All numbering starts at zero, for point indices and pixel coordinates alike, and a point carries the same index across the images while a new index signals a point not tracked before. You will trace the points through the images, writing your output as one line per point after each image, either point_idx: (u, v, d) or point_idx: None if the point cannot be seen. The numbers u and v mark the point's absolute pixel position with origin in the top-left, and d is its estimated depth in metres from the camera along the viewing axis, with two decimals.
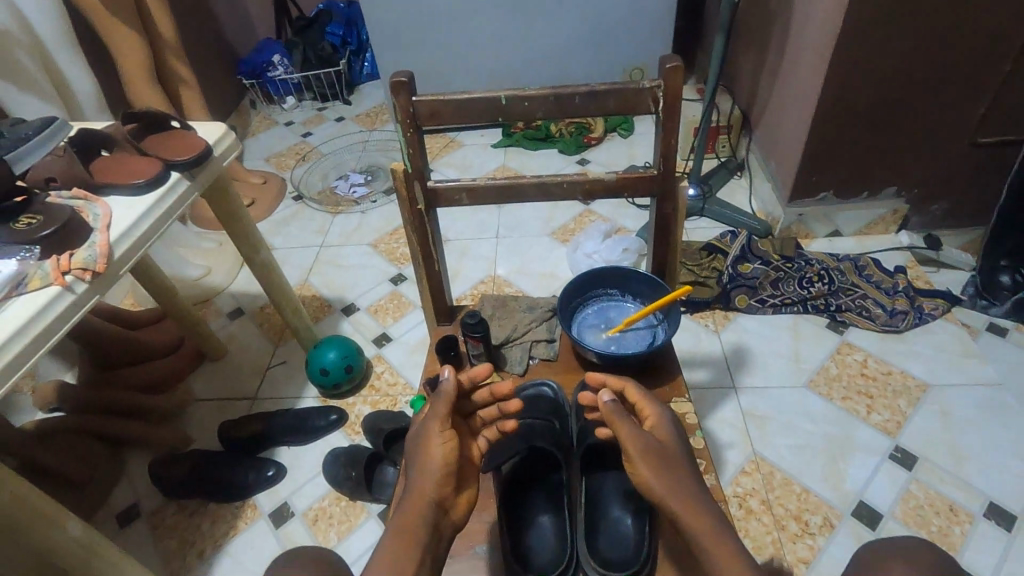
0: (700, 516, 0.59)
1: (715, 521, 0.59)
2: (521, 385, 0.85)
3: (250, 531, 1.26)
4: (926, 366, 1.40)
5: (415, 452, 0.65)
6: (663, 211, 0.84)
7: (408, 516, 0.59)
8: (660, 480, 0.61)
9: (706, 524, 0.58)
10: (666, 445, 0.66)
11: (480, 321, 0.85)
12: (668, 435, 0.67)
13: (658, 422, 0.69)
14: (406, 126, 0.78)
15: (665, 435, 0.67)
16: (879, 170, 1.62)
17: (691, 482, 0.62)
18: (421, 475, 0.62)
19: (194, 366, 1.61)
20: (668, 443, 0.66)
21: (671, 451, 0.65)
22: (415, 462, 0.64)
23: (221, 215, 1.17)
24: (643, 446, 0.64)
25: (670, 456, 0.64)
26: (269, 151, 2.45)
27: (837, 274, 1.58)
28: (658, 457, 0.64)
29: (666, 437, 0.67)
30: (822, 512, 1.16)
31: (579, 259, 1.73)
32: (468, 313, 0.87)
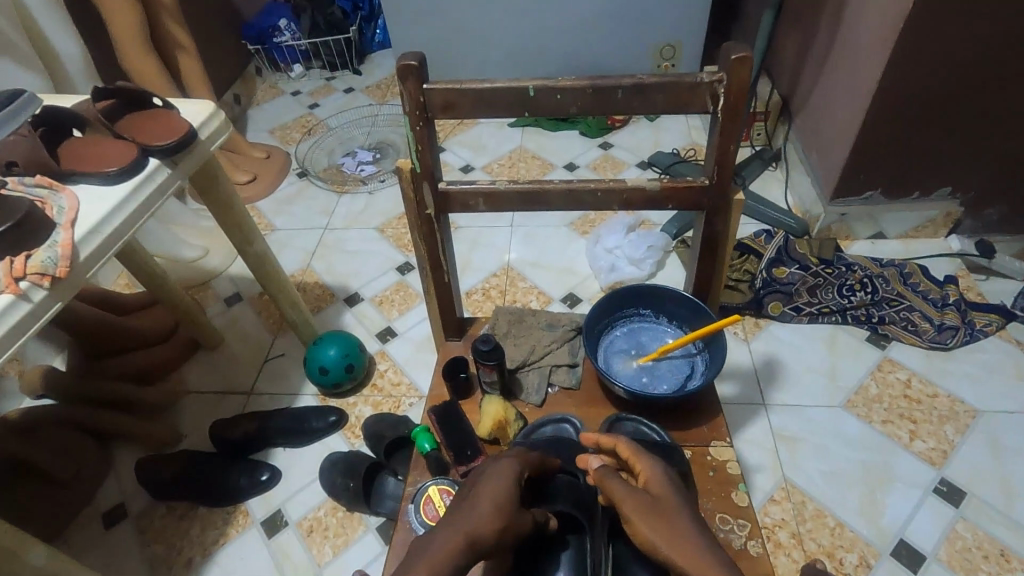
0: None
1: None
2: (539, 421, 0.75)
3: (241, 539, 1.18)
4: (976, 390, 1.28)
5: (487, 485, 0.54)
6: (712, 226, 0.72)
7: (446, 553, 0.47)
8: (664, 538, 0.50)
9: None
10: (669, 500, 0.54)
11: (495, 347, 0.75)
12: (667, 484, 0.55)
13: (653, 471, 0.57)
14: (415, 119, 0.66)
15: (664, 486, 0.55)
16: (935, 168, 1.47)
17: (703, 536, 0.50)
18: (487, 518, 0.51)
19: (188, 355, 1.52)
20: (667, 493, 0.54)
21: (669, 502, 0.53)
22: (484, 494, 0.53)
23: (210, 202, 1.06)
24: (632, 507, 0.53)
25: (670, 511, 0.52)
26: (273, 123, 2.33)
27: (880, 282, 1.44)
28: (656, 515, 0.52)
29: (662, 488, 0.55)
30: (858, 550, 1.07)
31: (600, 254, 1.61)
32: (479, 336, 0.76)
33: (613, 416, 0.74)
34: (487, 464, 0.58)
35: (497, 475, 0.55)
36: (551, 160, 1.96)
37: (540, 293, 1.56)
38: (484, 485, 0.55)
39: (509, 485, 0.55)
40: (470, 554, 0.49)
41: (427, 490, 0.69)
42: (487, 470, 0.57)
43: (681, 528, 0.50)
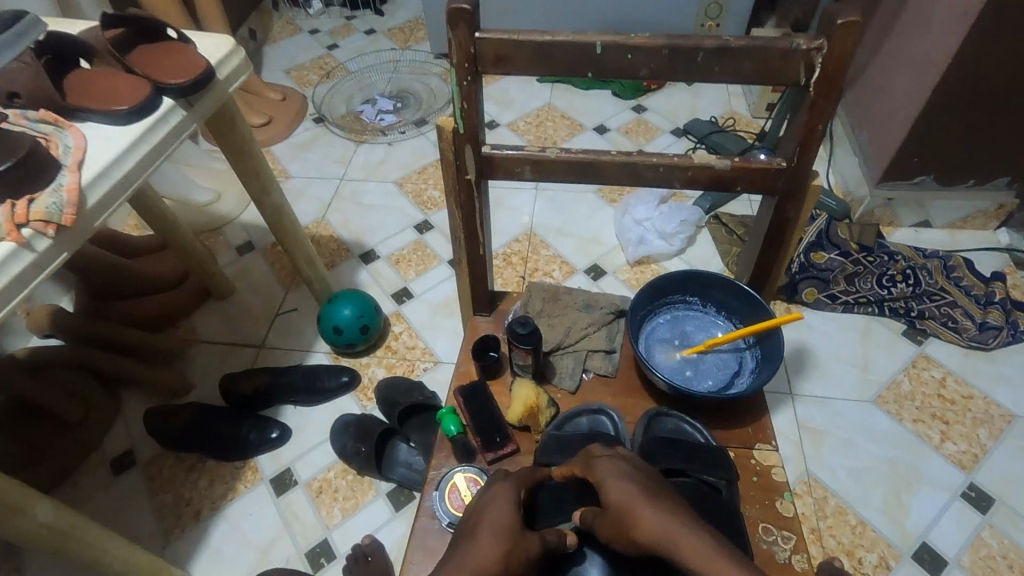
0: (698, 547, 0.49)
1: (714, 541, 0.50)
2: (576, 412, 0.70)
3: (249, 495, 1.17)
4: (1013, 394, 1.23)
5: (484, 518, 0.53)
6: (781, 214, 0.65)
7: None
8: (645, 540, 0.51)
9: (715, 561, 0.48)
10: (630, 501, 0.53)
11: (533, 331, 0.69)
12: (623, 486, 0.54)
13: (608, 481, 0.55)
14: (463, 72, 0.58)
15: (621, 488, 0.53)
16: (996, 155, 1.37)
17: (667, 517, 0.51)
18: (487, 547, 0.50)
19: (198, 303, 1.48)
20: (626, 498, 0.53)
21: (631, 507, 0.52)
22: (476, 529, 0.53)
23: (225, 148, 0.98)
24: (613, 536, 0.53)
25: (635, 513, 0.52)
26: (290, 63, 2.21)
27: (924, 274, 1.37)
28: (627, 528, 0.52)
29: (620, 495, 0.53)
30: (879, 550, 1.05)
31: (628, 226, 1.53)
32: (516, 316, 0.71)
33: (654, 411, 0.70)
34: (484, 493, 0.57)
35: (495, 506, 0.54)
36: (581, 120, 1.85)
37: (563, 263, 1.50)
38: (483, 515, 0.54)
39: (507, 510, 0.54)
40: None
41: (453, 478, 0.66)
42: (483, 500, 0.56)
43: (651, 521, 0.51)
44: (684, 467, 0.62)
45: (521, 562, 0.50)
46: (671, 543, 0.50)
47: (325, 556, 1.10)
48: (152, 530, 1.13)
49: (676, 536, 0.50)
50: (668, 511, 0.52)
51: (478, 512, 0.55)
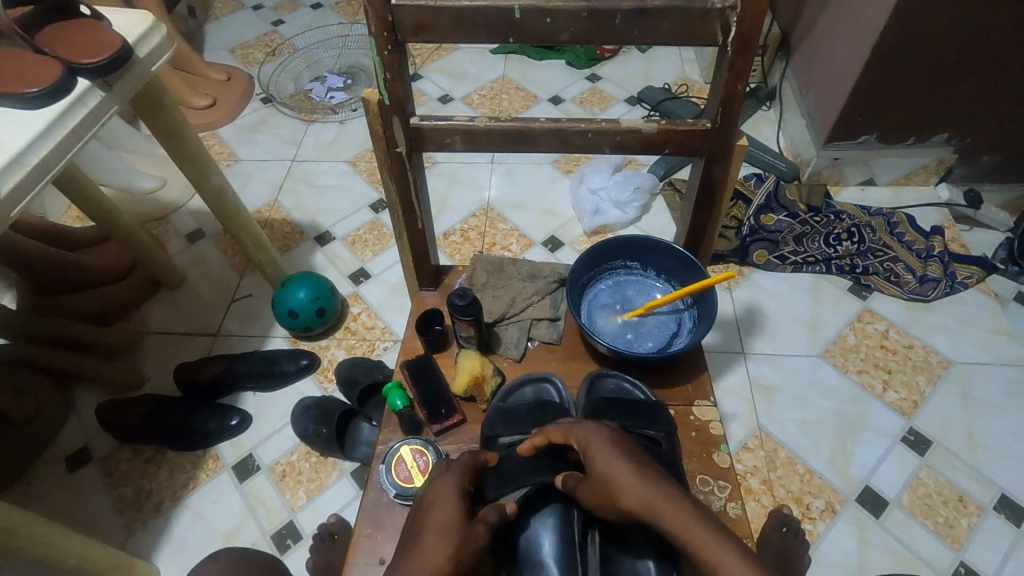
0: (674, 509, 0.53)
1: (686, 504, 0.53)
2: (521, 381, 0.73)
3: (212, 483, 1.16)
4: (951, 341, 1.29)
5: (429, 515, 0.55)
6: (711, 175, 0.66)
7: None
8: (627, 504, 0.55)
9: (689, 523, 0.52)
10: (610, 470, 0.57)
11: (472, 302, 0.70)
12: (605, 449, 0.58)
13: (593, 447, 0.59)
14: (382, 41, 0.57)
15: (604, 451, 0.58)
16: (935, 112, 1.41)
17: (644, 481, 0.55)
18: (439, 550, 0.52)
19: (149, 294, 1.44)
20: (606, 464, 0.57)
21: (612, 473, 0.56)
22: (424, 533, 0.54)
23: (155, 130, 0.95)
24: (595, 501, 0.57)
25: (615, 479, 0.56)
26: (233, 40, 2.13)
27: (868, 231, 1.41)
28: (610, 493, 0.56)
29: (604, 462, 0.57)
30: (825, 496, 1.10)
31: (584, 196, 1.54)
32: (455, 289, 0.71)
33: (596, 371, 0.73)
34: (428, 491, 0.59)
35: (436, 502, 0.56)
36: (536, 91, 1.84)
37: (520, 236, 1.50)
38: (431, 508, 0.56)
39: (451, 505, 0.56)
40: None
41: (398, 451, 0.67)
42: (425, 501, 0.57)
43: (628, 485, 0.55)
44: (630, 424, 0.65)
45: (469, 553, 0.53)
46: (649, 504, 0.54)
47: (291, 537, 1.10)
48: (113, 524, 1.12)
49: (653, 500, 0.54)
50: (645, 475, 0.55)
51: (419, 516, 0.56)
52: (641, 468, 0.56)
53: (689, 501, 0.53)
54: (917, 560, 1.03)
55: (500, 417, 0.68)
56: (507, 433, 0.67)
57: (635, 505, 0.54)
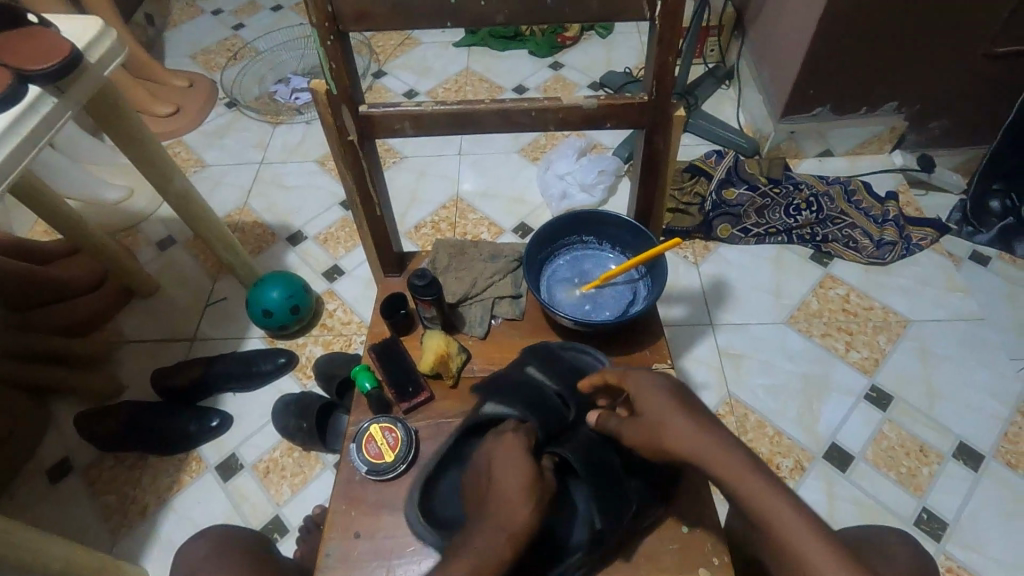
0: (721, 458, 0.56)
1: (731, 448, 0.57)
2: (573, 342, 0.75)
3: (196, 485, 1.17)
4: (909, 300, 1.34)
5: (501, 477, 0.58)
6: (652, 146, 0.69)
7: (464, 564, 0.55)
8: (670, 442, 0.59)
9: (739, 470, 0.55)
10: (662, 413, 0.60)
11: (432, 282, 0.72)
12: (659, 399, 0.61)
13: (642, 392, 0.63)
14: (325, 32, 0.59)
15: (656, 400, 0.61)
16: (882, 82, 1.46)
17: (693, 427, 0.58)
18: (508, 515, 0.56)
19: (122, 303, 1.44)
20: (659, 411, 0.61)
21: (663, 420, 0.60)
22: (495, 493, 0.58)
23: (114, 135, 0.96)
24: (642, 442, 0.62)
25: (665, 424, 0.60)
26: (194, 47, 2.12)
27: (826, 200, 1.45)
28: (659, 439, 0.60)
29: (655, 405, 0.61)
30: (794, 455, 1.14)
31: (551, 181, 1.57)
32: (415, 271, 0.74)
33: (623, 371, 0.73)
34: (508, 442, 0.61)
35: (508, 464, 0.59)
36: (499, 82, 1.85)
37: (491, 224, 1.52)
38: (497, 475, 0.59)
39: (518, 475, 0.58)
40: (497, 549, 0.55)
41: (369, 429, 0.70)
42: (495, 459, 0.60)
43: (677, 432, 0.59)
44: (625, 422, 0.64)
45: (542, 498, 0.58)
46: (695, 446, 0.58)
47: (278, 531, 1.12)
48: (98, 531, 1.13)
49: (698, 443, 0.57)
50: (692, 422, 0.59)
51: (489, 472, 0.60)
52: (689, 412, 0.60)
53: (733, 443, 0.57)
54: (882, 509, 1.08)
55: (541, 359, 0.70)
56: (536, 365, 0.70)
57: (679, 446, 0.59)
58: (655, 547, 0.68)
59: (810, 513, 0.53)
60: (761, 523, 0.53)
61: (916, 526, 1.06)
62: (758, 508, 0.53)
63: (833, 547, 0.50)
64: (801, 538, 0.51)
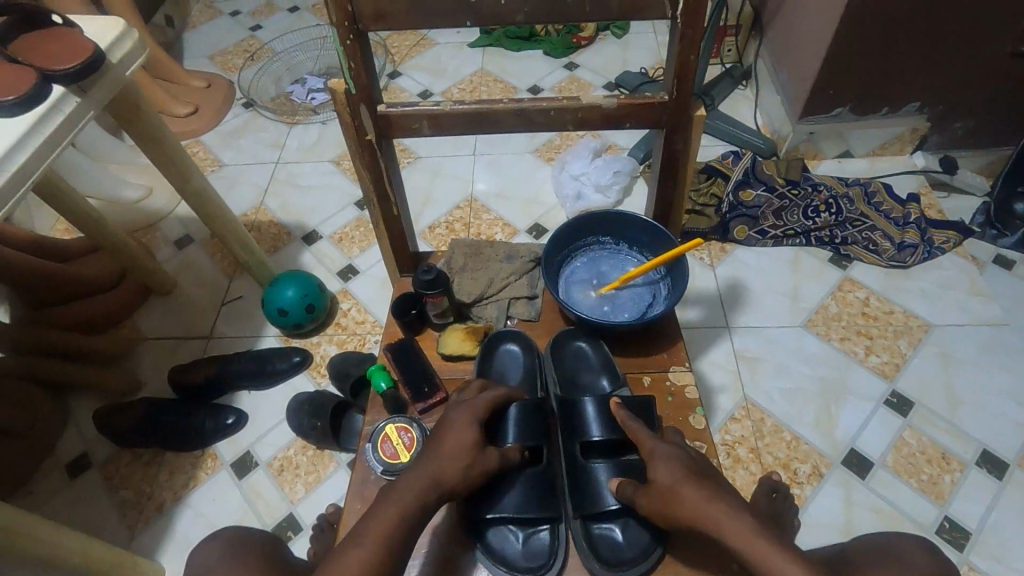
0: (733, 527, 0.55)
1: (742, 514, 0.56)
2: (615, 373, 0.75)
3: (211, 482, 1.18)
4: (931, 305, 1.32)
5: (451, 431, 0.63)
6: (672, 146, 0.69)
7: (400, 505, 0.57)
8: (682, 511, 0.58)
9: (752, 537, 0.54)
10: (673, 481, 0.60)
11: (438, 276, 0.72)
12: (670, 467, 0.61)
13: (655, 463, 0.62)
14: (344, 30, 0.59)
15: (671, 470, 0.60)
16: (905, 82, 1.43)
17: (706, 500, 0.57)
18: (453, 464, 0.60)
19: (141, 301, 1.45)
20: (672, 484, 0.60)
21: (677, 493, 0.59)
22: (442, 435, 0.63)
23: (133, 134, 0.96)
24: (656, 510, 0.61)
25: (681, 495, 0.59)
26: (213, 48, 2.14)
27: (845, 201, 1.43)
28: (670, 507, 0.59)
29: (669, 477, 0.60)
30: (812, 461, 1.12)
31: (565, 182, 1.56)
32: (420, 266, 0.74)
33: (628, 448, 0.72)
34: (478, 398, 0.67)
35: (460, 423, 0.63)
36: (514, 82, 1.85)
37: (505, 225, 1.52)
38: (450, 428, 0.63)
39: (465, 434, 0.63)
40: (437, 493, 0.59)
41: (384, 429, 0.70)
42: (454, 413, 0.65)
43: (694, 504, 0.57)
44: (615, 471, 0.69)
45: (477, 474, 0.62)
46: (712, 517, 0.56)
47: (292, 529, 1.12)
48: (116, 526, 1.14)
49: (714, 516, 0.56)
50: (706, 493, 0.58)
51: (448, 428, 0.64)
52: (700, 484, 0.59)
53: (751, 517, 0.56)
54: (902, 517, 1.06)
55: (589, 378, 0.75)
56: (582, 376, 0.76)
57: (693, 518, 0.57)
58: (668, 554, 0.68)
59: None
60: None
61: (937, 535, 1.04)
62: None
63: None
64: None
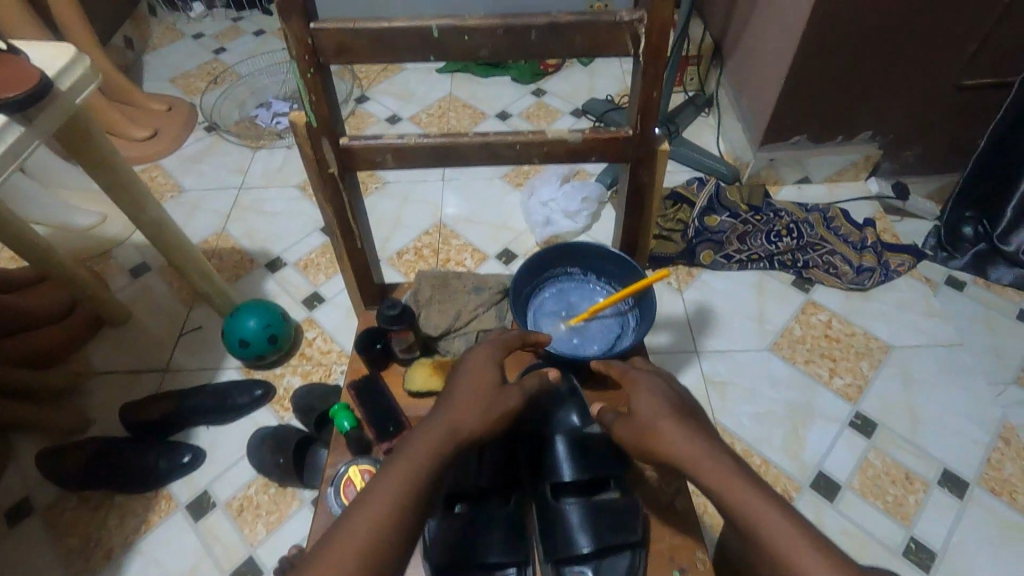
0: (713, 468, 0.56)
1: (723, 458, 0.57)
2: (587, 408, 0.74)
3: (165, 525, 1.12)
4: (890, 327, 1.36)
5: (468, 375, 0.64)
6: (638, 179, 0.69)
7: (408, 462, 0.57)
8: (661, 448, 0.60)
9: (732, 481, 0.55)
10: (654, 419, 0.62)
11: (403, 310, 0.71)
12: (654, 402, 0.63)
13: (642, 395, 0.64)
14: (304, 64, 0.58)
15: (652, 403, 0.63)
16: (857, 112, 1.49)
17: (690, 439, 0.59)
18: (473, 413, 0.61)
19: (93, 333, 1.39)
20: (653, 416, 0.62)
21: (656, 431, 0.61)
22: (459, 385, 0.64)
23: (85, 163, 0.93)
24: (635, 444, 0.63)
25: (659, 431, 0.61)
26: (175, 70, 2.10)
27: (806, 226, 1.47)
28: (652, 444, 0.61)
29: (649, 413, 0.63)
30: (781, 485, 1.13)
31: (534, 207, 1.56)
32: (385, 301, 0.72)
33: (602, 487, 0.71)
34: (466, 358, 0.68)
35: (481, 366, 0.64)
36: (482, 108, 1.86)
37: (474, 250, 1.51)
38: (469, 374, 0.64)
39: (485, 377, 0.64)
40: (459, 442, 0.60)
41: (346, 473, 0.67)
42: (470, 361, 0.66)
43: (677, 441, 0.59)
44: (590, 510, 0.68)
45: (500, 414, 0.63)
46: (694, 456, 0.58)
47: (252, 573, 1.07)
48: None
49: (696, 459, 0.58)
50: (689, 432, 0.60)
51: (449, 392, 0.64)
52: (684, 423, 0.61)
53: (732, 459, 0.57)
54: (870, 540, 1.07)
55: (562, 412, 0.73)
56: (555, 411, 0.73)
57: (676, 460, 0.59)
58: None
59: (809, 530, 0.52)
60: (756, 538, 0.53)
61: (905, 557, 1.05)
62: (764, 530, 0.52)
63: (827, 553, 0.50)
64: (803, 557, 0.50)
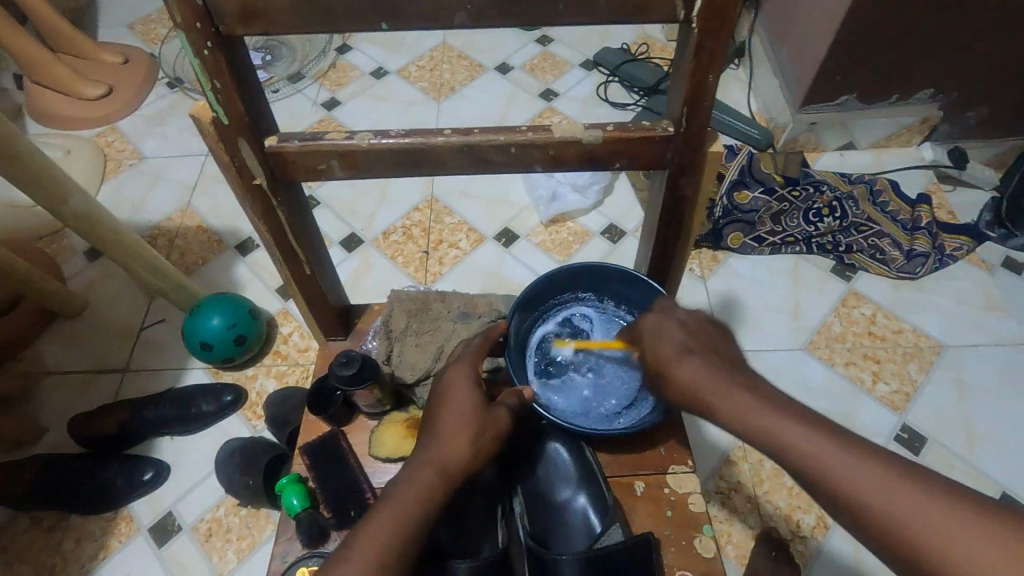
0: (733, 397, 0.49)
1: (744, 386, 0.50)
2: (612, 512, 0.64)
3: (126, 551, 1.01)
4: (944, 322, 1.19)
5: (449, 394, 0.55)
6: (678, 190, 0.54)
7: (421, 485, 0.50)
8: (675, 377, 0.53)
9: (747, 409, 0.48)
10: (663, 354, 0.55)
11: (366, 367, 0.58)
12: (663, 343, 0.55)
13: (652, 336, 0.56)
14: (198, 35, 0.41)
15: (665, 347, 0.55)
16: (917, 68, 1.27)
17: (703, 369, 0.51)
18: (457, 445, 0.52)
19: (43, 327, 1.24)
20: (662, 361, 0.54)
21: (667, 365, 0.54)
22: (434, 409, 0.55)
23: None
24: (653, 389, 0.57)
25: (675, 370, 0.53)
26: (133, 14, 1.85)
27: (851, 203, 1.26)
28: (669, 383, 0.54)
29: (659, 353, 0.55)
30: (816, 510, 1.00)
31: (539, 179, 1.37)
32: (339, 354, 0.58)
33: None
34: (441, 374, 0.59)
35: (460, 384, 0.55)
36: (480, 60, 1.62)
37: (470, 230, 1.33)
38: (447, 394, 0.56)
39: (465, 399, 0.55)
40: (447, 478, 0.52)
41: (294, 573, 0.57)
42: (444, 378, 0.57)
43: (689, 377, 0.52)
44: None
45: (491, 440, 0.54)
46: (727, 395, 0.50)
47: None
48: None
49: (711, 388, 0.51)
50: (703, 364, 0.52)
51: (443, 388, 0.57)
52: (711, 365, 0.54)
53: (748, 389, 0.50)
54: None
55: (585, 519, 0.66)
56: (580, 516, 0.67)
57: (689, 394, 0.52)
58: None
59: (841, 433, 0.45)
60: (794, 464, 0.45)
61: None
62: (793, 452, 0.45)
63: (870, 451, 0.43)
64: (877, 489, 0.42)
